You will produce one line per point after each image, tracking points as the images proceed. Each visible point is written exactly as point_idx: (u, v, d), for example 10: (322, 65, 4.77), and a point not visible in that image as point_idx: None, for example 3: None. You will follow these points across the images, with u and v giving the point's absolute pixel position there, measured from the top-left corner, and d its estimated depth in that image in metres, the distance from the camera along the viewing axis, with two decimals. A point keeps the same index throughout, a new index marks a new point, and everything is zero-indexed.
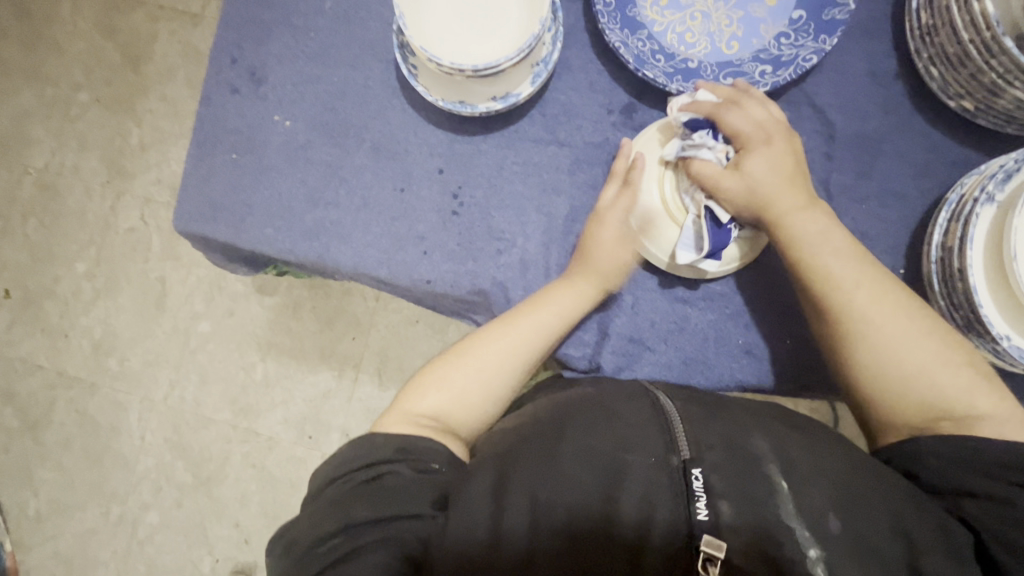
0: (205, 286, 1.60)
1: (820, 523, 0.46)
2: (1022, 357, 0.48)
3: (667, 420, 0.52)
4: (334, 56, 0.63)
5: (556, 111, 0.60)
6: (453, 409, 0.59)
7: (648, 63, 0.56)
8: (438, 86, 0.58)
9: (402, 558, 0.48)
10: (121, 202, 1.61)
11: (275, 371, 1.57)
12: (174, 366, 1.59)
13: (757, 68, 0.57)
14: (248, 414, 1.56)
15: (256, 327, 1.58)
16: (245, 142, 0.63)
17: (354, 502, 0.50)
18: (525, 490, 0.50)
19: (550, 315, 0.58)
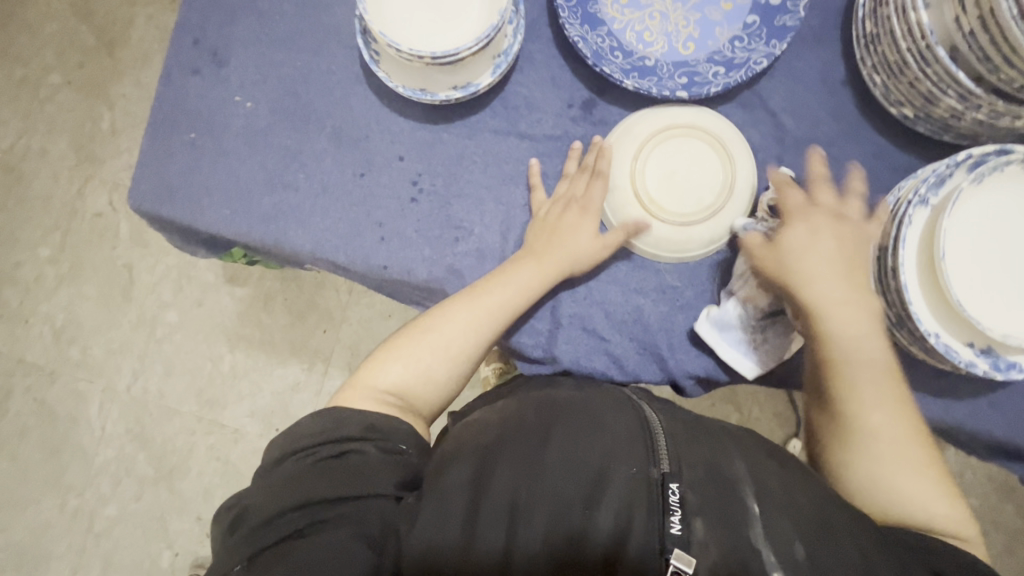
0: (175, 276, 1.57)
1: (787, 547, 0.46)
2: (947, 352, 0.50)
3: (650, 435, 0.53)
4: (299, 41, 0.63)
5: (517, 103, 0.61)
6: (414, 385, 0.59)
7: (606, 59, 0.58)
8: (399, 73, 0.58)
9: (361, 538, 0.47)
10: (90, 187, 1.58)
11: (243, 363, 1.55)
12: (138, 357, 1.56)
13: (711, 69, 0.58)
14: (214, 406, 1.54)
15: (225, 318, 1.56)
16: (205, 123, 0.62)
17: (316, 477, 0.49)
18: (505, 492, 0.51)
19: (512, 293, 0.57)
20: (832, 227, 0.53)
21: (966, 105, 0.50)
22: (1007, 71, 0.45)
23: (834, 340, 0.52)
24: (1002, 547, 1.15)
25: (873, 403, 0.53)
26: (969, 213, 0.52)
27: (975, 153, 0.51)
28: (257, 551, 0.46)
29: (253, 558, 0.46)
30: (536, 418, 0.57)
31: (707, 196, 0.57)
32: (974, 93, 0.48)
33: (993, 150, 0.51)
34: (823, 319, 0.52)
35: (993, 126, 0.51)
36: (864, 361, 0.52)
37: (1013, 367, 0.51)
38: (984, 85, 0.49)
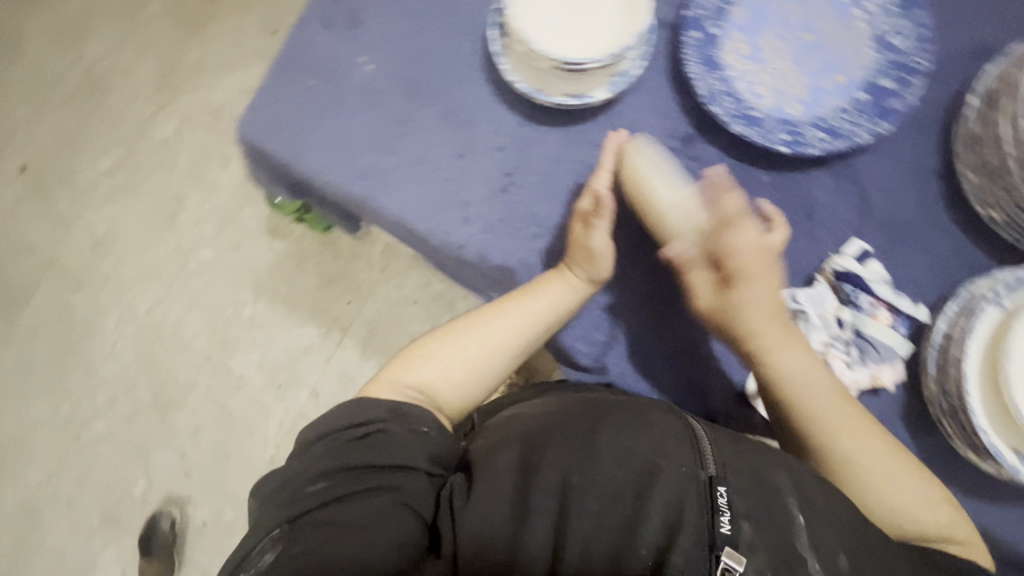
0: (221, 215, 1.60)
1: (830, 557, 0.48)
2: (997, 455, 0.51)
3: (698, 437, 0.53)
4: (430, 18, 0.66)
5: (621, 123, 0.63)
6: (439, 387, 0.63)
7: (718, 101, 0.60)
8: (521, 70, 0.61)
9: (400, 505, 0.53)
10: (162, 113, 1.63)
11: (264, 314, 1.57)
12: (166, 284, 1.59)
13: (814, 133, 0.60)
14: (225, 348, 1.56)
15: (257, 267, 1.59)
16: (326, 74, 0.66)
17: (347, 453, 0.55)
18: (556, 475, 0.52)
19: (535, 307, 0.62)
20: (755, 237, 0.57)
21: None
22: None
23: (797, 384, 0.55)
24: None
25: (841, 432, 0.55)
26: None
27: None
28: (299, 514, 0.51)
29: (297, 518, 0.51)
30: (583, 409, 0.57)
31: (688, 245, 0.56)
32: None
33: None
34: (772, 362, 0.56)
35: None
36: (811, 390, 0.55)
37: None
38: None
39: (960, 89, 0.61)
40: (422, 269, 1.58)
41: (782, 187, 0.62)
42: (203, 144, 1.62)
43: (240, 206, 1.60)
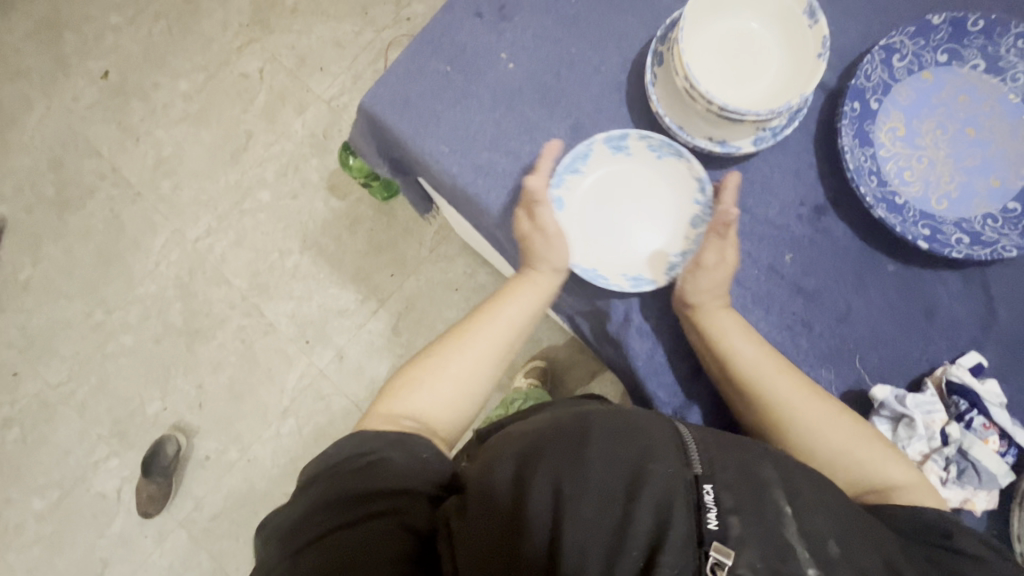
0: (285, 161, 1.60)
1: (820, 543, 0.46)
2: None
3: (682, 442, 0.51)
4: (582, 30, 0.64)
5: (754, 177, 0.61)
6: (435, 412, 0.62)
7: (864, 179, 0.57)
8: (667, 101, 0.60)
9: (404, 528, 0.49)
10: (250, 48, 1.63)
11: (306, 267, 1.56)
12: (218, 216, 1.59)
13: (956, 234, 0.57)
14: (262, 292, 1.56)
15: (310, 219, 1.58)
16: (464, 62, 0.64)
17: (347, 480, 0.53)
18: (546, 486, 0.50)
19: (521, 313, 0.65)
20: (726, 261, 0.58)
21: None
22: None
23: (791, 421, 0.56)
24: None
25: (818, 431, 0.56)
26: None
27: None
28: (304, 544, 0.49)
29: (303, 548, 0.48)
30: (572, 422, 0.55)
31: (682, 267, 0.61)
32: None
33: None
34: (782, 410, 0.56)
35: None
36: (803, 405, 0.56)
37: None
38: None
39: None
40: (470, 258, 1.56)
41: (906, 282, 0.59)
42: (282, 87, 1.61)
43: (305, 156, 1.59)
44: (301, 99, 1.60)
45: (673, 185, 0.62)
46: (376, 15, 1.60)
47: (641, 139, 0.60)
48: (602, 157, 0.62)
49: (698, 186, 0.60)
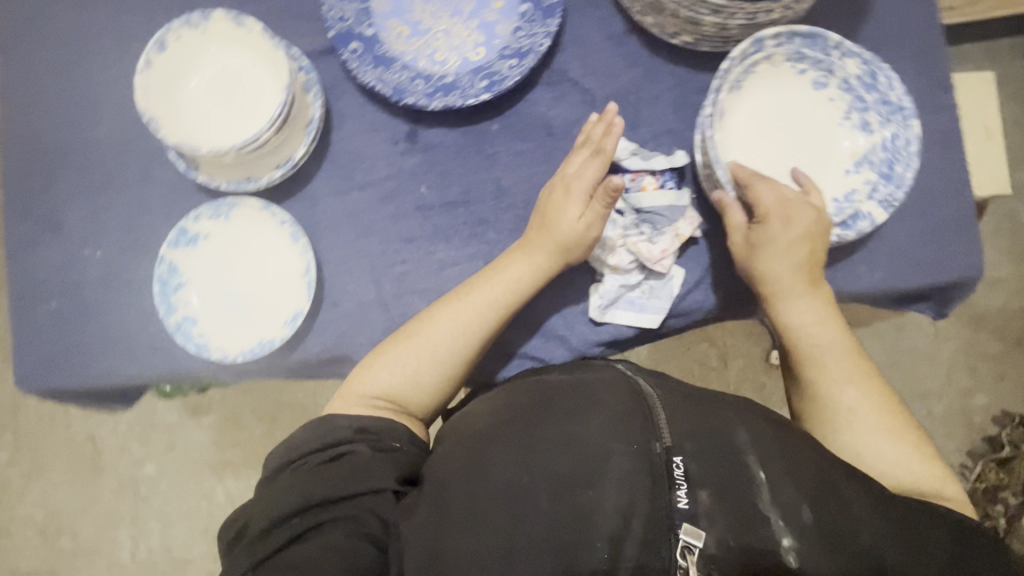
0: (87, 457, 1.34)
1: (793, 510, 0.46)
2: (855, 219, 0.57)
3: (648, 411, 0.51)
4: (117, 181, 0.62)
5: (347, 157, 0.62)
6: (399, 386, 0.58)
7: (408, 90, 0.60)
8: (221, 171, 0.60)
9: (362, 534, 0.47)
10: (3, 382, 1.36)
11: (197, 511, 1.32)
12: (89, 558, 1.32)
13: (506, 64, 0.61)
14: (190, 561, 1.31)
15: (203, 453, 1.33)
16: (65, 286, 0.62)
17: (315, 479, 0.49)
18: (504, 475, 0.49)
19: (502, 295, 0.58)
20: (471, 316, 0.58)
21: (724, 15, 0.54)
22: (707, 15, 0.54)
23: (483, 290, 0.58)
24: (995, 374, 1.23)
25: (827, 321, 0.56)
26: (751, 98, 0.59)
27: (737, 60, 0.56)
28: (267, 555, 0.46)
29: (258, 565, 0.45)
30: (530, 401, 0.55)
31: (274, 295, 0.61)
32: (723, 4, 0.53)
33: (748, 47, 0.56)
34: (422, 335, 0.58)
35: (757, 25, 0.56)
36: (818, 331, 0.56)
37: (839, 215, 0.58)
38: (709, 24, 0.55)
39: None
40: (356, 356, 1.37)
41: (511, 125, 0.62)
42: (13, 409, 1.35)
43: (150, 408, 1.34)
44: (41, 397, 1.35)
45: (258, 230, 0.61)
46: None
47: (196, 219, 0.60)
48: (189, 257, 0.61)
49: (270, 213, 0.60)
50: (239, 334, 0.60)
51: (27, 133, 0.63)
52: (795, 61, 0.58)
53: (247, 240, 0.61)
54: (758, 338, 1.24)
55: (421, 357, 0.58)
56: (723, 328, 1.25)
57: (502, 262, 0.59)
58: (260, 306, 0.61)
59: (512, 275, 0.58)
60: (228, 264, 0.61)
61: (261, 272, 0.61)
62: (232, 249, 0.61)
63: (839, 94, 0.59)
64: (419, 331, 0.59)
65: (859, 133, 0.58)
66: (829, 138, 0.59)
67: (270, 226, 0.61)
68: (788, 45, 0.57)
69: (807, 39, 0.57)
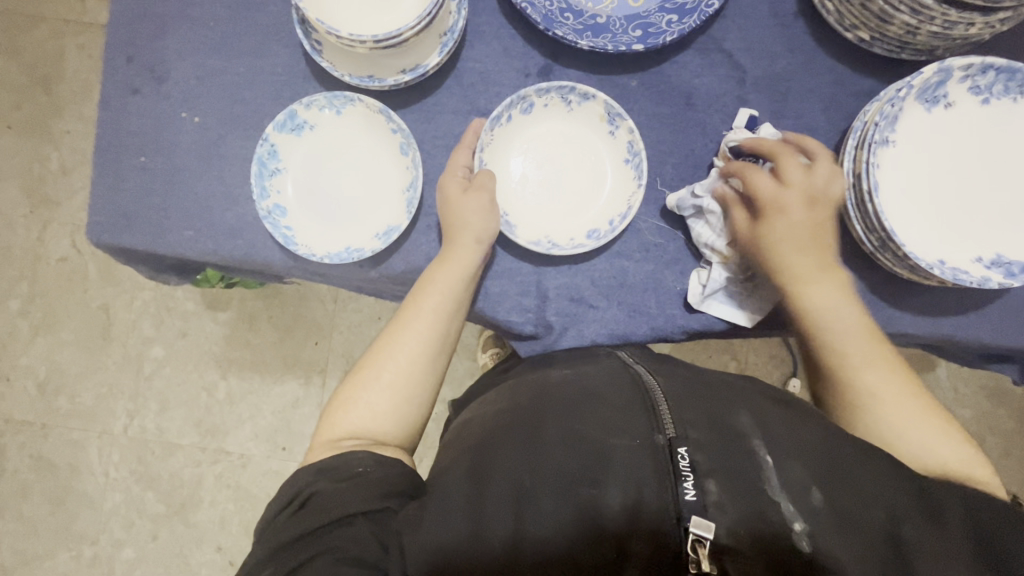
0: (98, 325, 1.33)
1: (801, 492, 0.44)
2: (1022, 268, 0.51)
3: (648, 400, 0.49)
4: (234, 46, 0.59)
5: (473, 78, 0.59)
6: (364, 419, 0.55)
7: (557, 22, 0.56)
8: (344, 62, 0.57)
9: (348, 561, 0.43)
10: (25, 230, 1.32)
11: (197, 400, 1.32)
12: (81, 422, 1.32)
13: (664, 18, 0.57)
14: (180, 447, 1.31)
15: (214, 346, 1.33)
16: (153, 143, 0.59)
17: (284, 532, 0.46)
18: (508, 470, 0.48)
19: (438, 303, 0.55)
20: (411, 330, 0.56)
21: (920, 19, 0.50)
22: (904, 12, 0.50)
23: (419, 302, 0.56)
24: (1001, 452, 1.23)
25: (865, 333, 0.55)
26: (925, 128, 0.54)
27: (919, 80, 0.51)
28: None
29: None
30: (531, 400, 0.53)
31: (368, 204, 0.59)
32: (926, 5, 0.48)
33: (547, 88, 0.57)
34: (369, 370, 0.56)
35: (948, 37, 0.52)
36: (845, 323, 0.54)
37: (998, 263, 0.52)
38: (899, 24, 0.51)
39: None
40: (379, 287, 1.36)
41: (651, 84, 0.59)
42: (33, 260, 1.33)
43: (171, 290, 1.33)
44: (63, 255, 1.33)
45: (365, 132, 0.59)
46: (64, 122, 1.31)
47: (308, 107, 0.57)
48: (289, 145, 0.58)
49: (384, 118, 0.57)
50: (327, 237, 0.58)
51: None
52: (976, 92, 0.53)
53: (353, 141, 0.59)
54: (783, 363, 1.23)
55: (377, 389, 0.56)
56: (752, 345, 1.23)
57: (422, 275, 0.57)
58: (352, 214, 0.58)
59: (438, 278, 0.55)
60: (325, 164, 0.59)
61: (359, 178, 0.59)
62: (332, 149, 0.59)
63: (1022, 133, 0.53)
64: (368, 364, 0.57)
65: None
66: (994, 183, 0.53)
67: (381, 131, 0.58)
68: (974, 77, 0.52)
69: (1002, 65, 0.51)
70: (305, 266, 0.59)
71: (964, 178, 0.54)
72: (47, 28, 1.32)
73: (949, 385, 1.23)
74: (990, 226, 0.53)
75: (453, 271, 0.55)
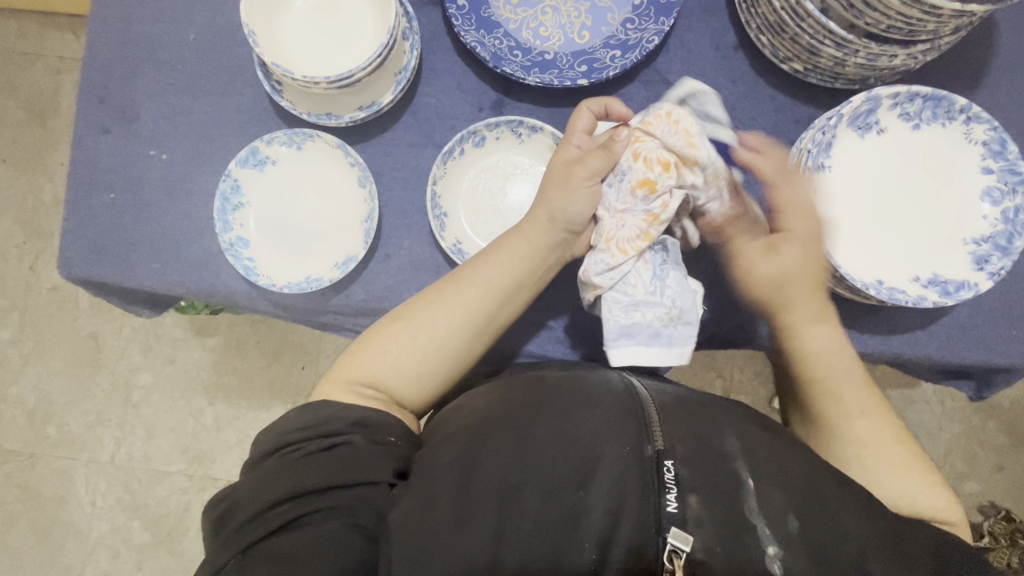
0: (85, 353, 1.34)
1: (779, 520, 0.44)
2: (959, 289, 0.53)
3: (642, 411, 0.48)
4: (201, 86, 0.62)
5: (429, 113, 0.61)
6: (391, 374, 0.54)
7: (506, 59, 0.59)
8: (303, 101, 0.60)
9: (355, 528, 0.44)
10: (16, 261, 1.35)
11: (183, 426, 1.32)
12: (68, 451, 1.33)
13: (608, 53, 0.60)
14: (166, 475, 1.31)
15: (200, 372, 1.34)
16: (123, 180, 0.62)
17: (302, 469, 0.46)
18: (496, 470, 0.46)
19: (505, 278, 0.55)
20: (471, 297, 0.55)
21: (845, 51, 0.52)
22: (829, 45, 0.52)
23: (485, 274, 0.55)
24: (991, 466, 1.22)
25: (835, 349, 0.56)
26: (857, 154, 0.56)
27: (848, 109, 0.54)
28: (252, 543, 0.43)
29: (247, 551, 0.43)
30: (524, 396, 0.51)
31: (328, 235, 0.61)
32: (848, 39, 0.51)
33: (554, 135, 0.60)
34: (403, 323, 0.55)
35: (876, 68, 0.54)
36: (826, 346, 0.55)
37: (935, 282, 0.54)
38: (827, 56, 0.54)
39: (728, 9, 0.61)
40: None
41: None
42: (24, 290, 1.35)
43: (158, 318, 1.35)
44: (54, 284, 1.35)
45: (325, 165, 0.61)
46: (56, 156, 1.35)
47: (269, 143, 0.60)
48: (252, 179, 0.61)
49: (342, 152, 0.60)
50: (288, 267, 0.60)
51: (118, 21, 0.62)
52: (906, 119, 0.55)
53: (315, 175, 0.61)
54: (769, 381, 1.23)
55: (414, 350, 0.54)
56: (737, 363, 1.24)
57: (503, 237, 0.56)
58: (313, 244, 0.60)
59: (509, 252, 0.55)
60: (286, 196, 0.61)
61: (319, 209, 0.61)
62: (293, 183, 0.61)
63: (954, 156, 0.55)
64: (410, 317, 0.55)
65: (966, 203, 0.55)
66: (925, 205, 0.56)
67: (340, 165, 0.61)
68: (903, 104, 0.55)
69: (929, 92, 0.54)
70: (268, 294, 0.61)
71: (896, 200, 0.56)
72: (42, 65, 1.37)
73: (937, 398, 1.24)
74: (923, 247, 0.55)
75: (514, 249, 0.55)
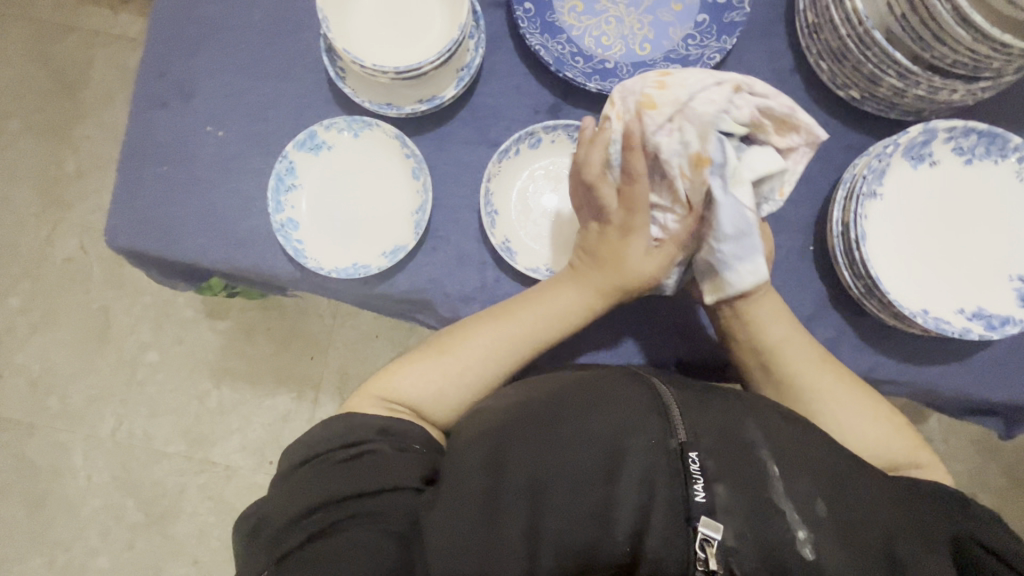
0: (95, 327, 1.34)
1: (807, 504, 0.44)
2: (1002, 323, 0.54)
3: (662, 403, 0.48)
4: (262, 68, 0.63)
5: (486, 112, 0.62)
6: (424, 392, 0.54)
7: (568, 64, 0.60)
8: (365, 89, 0.60)
9: (386, 533, 0.43)
10: (34, 230, 1.35)
11: (188, 407, 1.32)
12: (69, 423, 1.31)
13: (668, 67, 0.61)
14: (166, 455, 1.30)
15: (209, 354, 1.33)
16: (177, 154, 0.62)
17: (332, 478, 0.46)
18: (522, 464, 0.46)
19: (553, 323, 0.56)
20: (518, 337, 0.56)
21: (906, 82, 0.53)
22: (891, 75, 0.53)
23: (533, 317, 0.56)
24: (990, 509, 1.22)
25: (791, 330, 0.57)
26: (908, 184, 0.57)
27: (905, 139, 0.55)
28: (285, 555, 0.43)
29: (281, 562, 0.43)
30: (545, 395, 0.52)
31: (377, 225, 0.61)
32: (912, 70, 0.51)
33: None
34: (447, 348, 0.56)
35: (933, 101, 0.55)
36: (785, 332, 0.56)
37: (979, 315, 0.54)
38: (886, 86, 0.55)
39: (788, 34, 0.62)
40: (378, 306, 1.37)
41: None
42: (40, 259, 1.34)
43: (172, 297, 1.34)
44: (70, 255, 1.35)
45: (380, 155, 0.62)
46: (83, 128, 1.35)
47: (328, 128, 0.61)
48: (307, 163, 0.61)
49: (399, 143, 0.60)
50: (336, 253, 0.60)
51: None
52: (958, 153, 0.56)
53: (369, 163, 0.62)
54: None
55: (447, 366, 0.55)
56: None
57: (553, 285, 0.56)
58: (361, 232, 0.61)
59: (559, 299, 0.56)
60: (338, 184, 0.62)
61: (370, 198, 0.62)
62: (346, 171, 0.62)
63: (1002, 193, 0.56)
64: (457, 346, 0.56)
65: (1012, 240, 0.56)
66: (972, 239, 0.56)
67: (395, 156, 0.61)
68: (957, 139, 0.56)
69: (984, 128, 0.55)
70: (312, 277, 0.61)
71: (943, 232, 0.57)
72: (76, 37, 1.37)
73: (940, 437, 1.24)
74: (968, 279, 0.55)
75: (565, 299, 0.56)
